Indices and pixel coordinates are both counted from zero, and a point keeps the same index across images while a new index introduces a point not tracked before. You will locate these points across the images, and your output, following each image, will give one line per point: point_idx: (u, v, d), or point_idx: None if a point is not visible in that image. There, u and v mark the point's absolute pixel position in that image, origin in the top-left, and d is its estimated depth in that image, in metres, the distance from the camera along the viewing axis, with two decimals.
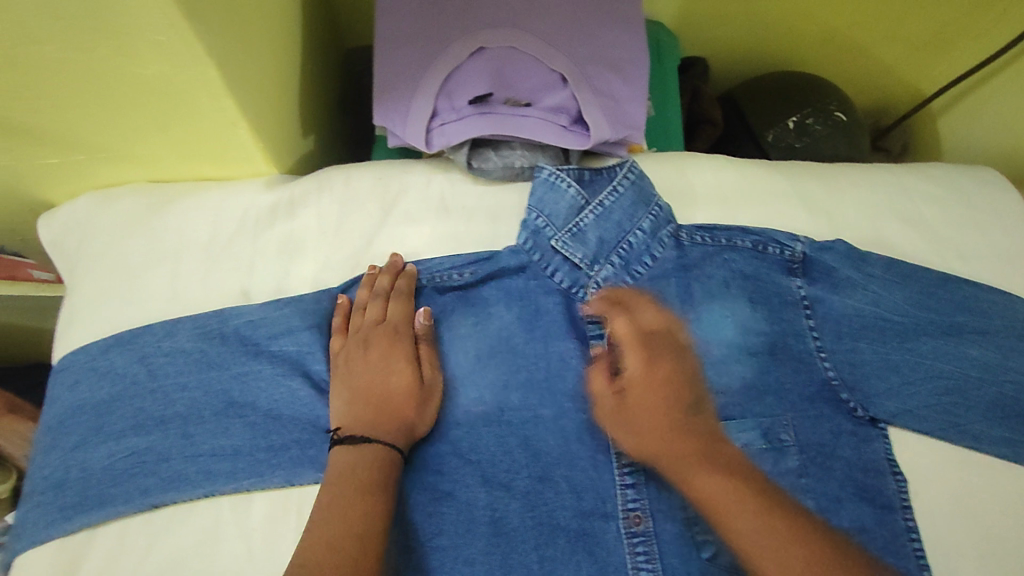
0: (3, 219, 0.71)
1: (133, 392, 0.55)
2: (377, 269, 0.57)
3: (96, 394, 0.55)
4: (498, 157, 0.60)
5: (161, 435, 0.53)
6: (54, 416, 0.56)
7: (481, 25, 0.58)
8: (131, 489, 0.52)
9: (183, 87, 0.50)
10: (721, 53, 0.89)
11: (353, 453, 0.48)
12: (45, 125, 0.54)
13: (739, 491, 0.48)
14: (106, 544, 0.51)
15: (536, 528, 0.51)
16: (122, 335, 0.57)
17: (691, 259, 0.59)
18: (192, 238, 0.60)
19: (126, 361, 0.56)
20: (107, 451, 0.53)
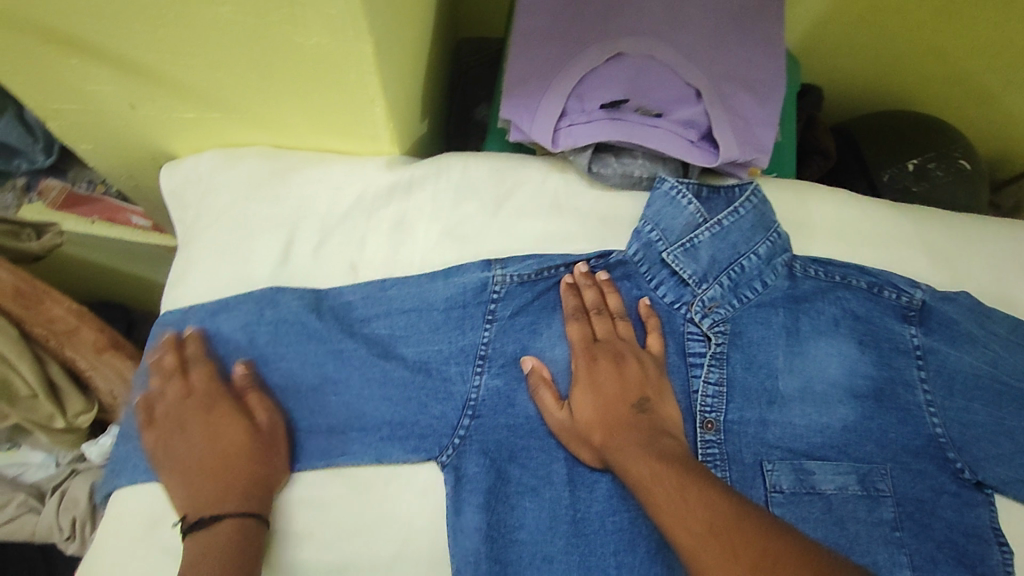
0: (127, 165, 0.73)
1: (231, 357, 0.53)
2: (162, 352, 0.53)
3: (198, 357, 0.53)
4: (618, 164, 0.59)
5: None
6: (157, 369, 0.54)
7: (622, 31, 0.58)
8: None
9: (336, 60, 0.51)
10: (836, 83, 0.88)
11: (202, 540, 0.46)
12: (192, 81, 0.55)
13: (667, 473, 0.45)
14: None
15: (617, 534, 0.50)
16: (225, 300, 0.55)
17: (802, 291, 0.57)
18: (313, 208, 0.59)
19: (226, 327, 0.54)
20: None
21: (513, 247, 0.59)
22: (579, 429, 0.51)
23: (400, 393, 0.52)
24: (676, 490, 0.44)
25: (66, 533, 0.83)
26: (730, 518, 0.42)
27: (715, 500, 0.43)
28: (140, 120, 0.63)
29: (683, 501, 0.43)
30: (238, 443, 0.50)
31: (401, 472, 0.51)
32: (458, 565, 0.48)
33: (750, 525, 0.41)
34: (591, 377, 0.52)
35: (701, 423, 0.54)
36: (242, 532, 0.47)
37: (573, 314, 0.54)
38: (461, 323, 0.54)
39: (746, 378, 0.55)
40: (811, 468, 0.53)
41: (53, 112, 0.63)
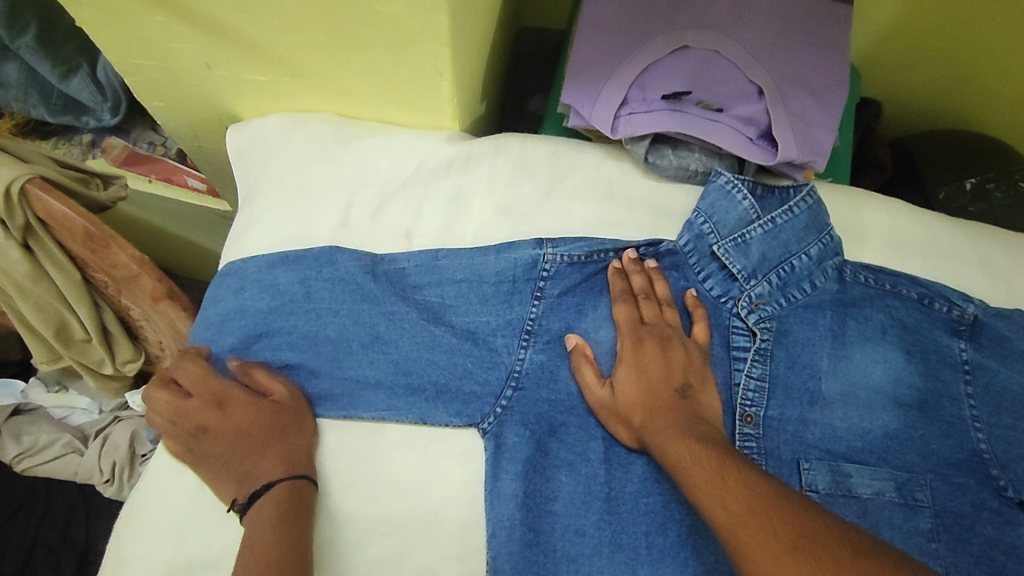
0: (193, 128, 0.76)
1: (291, 309, 0.55)
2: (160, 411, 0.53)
3: (255, 303, 0.55)
4: (674, 156, 0.59)
5: (313, 355, 0.54)
6: (215, 312, 0.56)
7: (688, 25, 0.58)
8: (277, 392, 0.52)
9: (411, 32, 0.52)
10: (896, 97, 0.87)
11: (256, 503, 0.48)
12: (270, 45, 0.57)
13: (705, 453, 0.46)
14: None
15: (649, 516, 0.51)
16: (288, 255, 0.57)
17: (851, 297, 0.57)
18: (373, 175, 0.61)
19: (288, 280, 0.56)
20: (264, 358, 0.54)
21: (564, 229, 0.60)
22: (620, 408, 0.51)
23: (447, 357, 0.54)
24: (713, 471, 0.45)
25: (104, 477, 0.87)
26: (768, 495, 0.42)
27: (752, 478, 0.44)
28: (214, 80, 0.65)
29: (720, 483, 0.44)
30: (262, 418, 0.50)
31: (441, 437, 0.52)
32: (493, 529, 0.49)
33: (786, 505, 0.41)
34: (636, 359, 0.52)
35: (740, 416, 0.54)
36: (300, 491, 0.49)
37: (621, 295, 0.55)
38: (510, 297, 0.56)
39: (788, 376, 0.55)
40: (849, 470, 0.53)
41: (133, 67, 0.65)
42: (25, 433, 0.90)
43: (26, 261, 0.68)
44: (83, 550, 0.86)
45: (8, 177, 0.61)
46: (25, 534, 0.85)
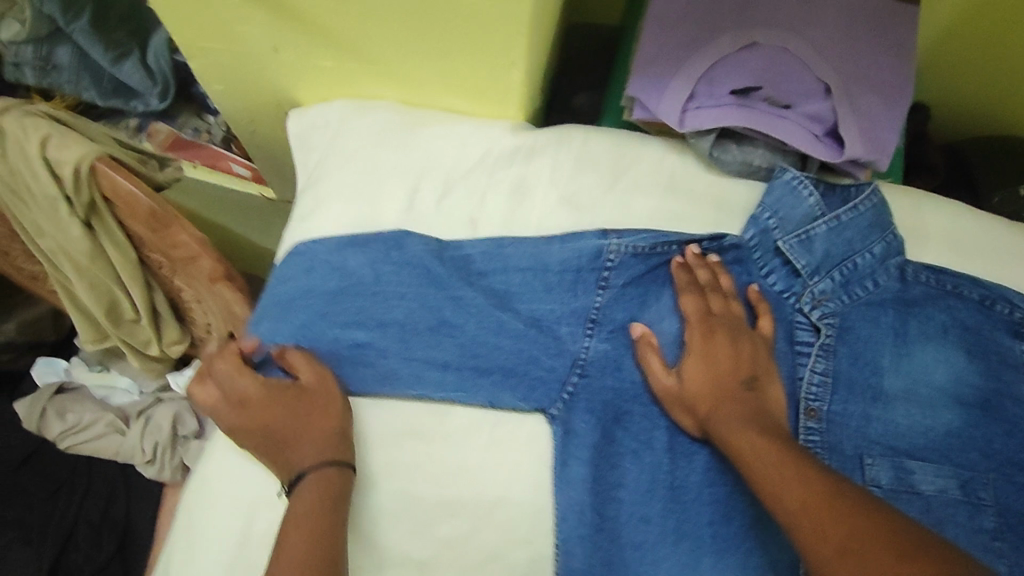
0: (248, 113, 0.76)
1: (358, 291, 0.55)
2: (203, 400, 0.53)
3: (325, 284, 0.56)
4: (739, 151, 0.60)
5: (382, 335, 0.54)
6: (285, 290, 0.57)
7: (757, 22, 0.58)
8: (352, 371, 0.54)
9: (492, 21, 0.52)
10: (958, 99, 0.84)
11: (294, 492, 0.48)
12: (342, 31, 0.57)
13: (772, 445, 0.47)
14: None
15: (713, 505, 0.51)
16: (357, 237, 0.58)
17: (913, 296, 0.58)
18: (438, 162, 0.62)
19: (357, 262, 0.57)
20: (333, 337, 0.54)
21: (628, 220, 0.60)
22: (687, 398, 0.52)
23: (512, 343, 0.54)
24: (775, 465, 0.45)
25: (147, 457, 0.89)
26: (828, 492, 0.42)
27: (811, 473, 0.44)
28: (280, 66, 0.65)
29: (779, 475, 0.44)
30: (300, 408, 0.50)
31: (507, 422, 0.53)
32: (562, 513, 0.50)
33: (846, 502, 0.41)
34: (705, 350, 0.53)
35: (804, 410, 0.55)
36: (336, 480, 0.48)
37: (687, 287, 0.56)
38: (575, 286, 0.56)
39: (851, 372, 0.56)
40: (912, 467, 0.53)
41: (198, 51, 0.65)
42: (69, 411, 0.92)
43: (86, 239, 0.69)
44: (126, 527, 0.89)
45: (78, 154, 0.62)
46: (69, 512, 0.87)
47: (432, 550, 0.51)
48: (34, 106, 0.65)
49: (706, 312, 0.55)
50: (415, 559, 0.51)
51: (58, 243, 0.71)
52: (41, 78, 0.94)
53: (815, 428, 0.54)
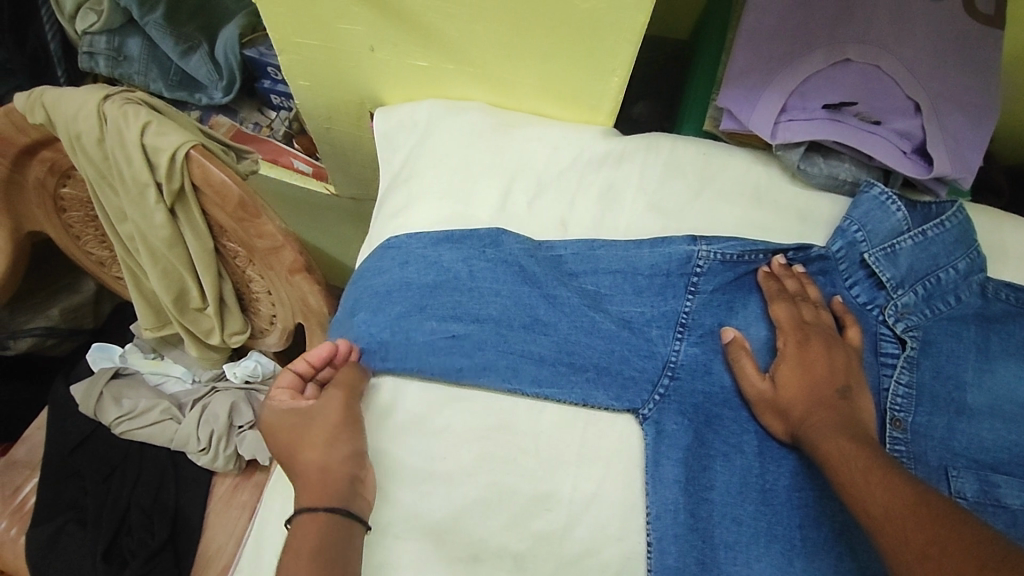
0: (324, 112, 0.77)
1: (453, 286, 0.56)
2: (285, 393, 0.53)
3: (421, 278, 0.57)
4: (825, 164, 0.61)
5: (479, 329, 0.55)
6: (381, 282, 0.58)
7: (850, 39, 0.59)
8: (448, 366, 0.54)
9: (603, 26, 0.55)
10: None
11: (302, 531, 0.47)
12: (446, 31, 0.59)
13: (863, 452, 0.47)
14: (413, 402, 0.54)
15: (801, 509, 0.52)
16: (454, 234, 0.59)
17: (993, 313, 0.58)
18: (529, 164, 0.63)
19: (452, 258, 0.58)
20: (429, 329, 0.55)
21: (713, 228, 0.62)
22: (781, 403, 0.53)
23: (605, 343, 0.55)
24: (860, 471, 0.45)
25: (201, 445, 0.88)
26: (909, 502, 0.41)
27: (897, 481, 0.43)
28: (373, 65, 0.66)
29: (867, 483, 0.44)
30: (308, 444, 0.50)
31: (600, 420, 0.54)
32: (657, 511, 0.51)
33: (923, 511, 0.40)
34: (800, 356, 0.54)
35: (890, 420, 0.55)
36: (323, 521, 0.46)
37: (778, 295, 0.57)
38: (665, 290, 0.56)
39: (933, 385, 0.56)
40: (997, 481, 0.54)
41: (293, 46, 0.66)
42: (126, 396, 0.92)
43: (168, 225, 0.70)
44: (175, 515, 0.88)
45: (176, 142, 0.63)
46: (121, 499, 0.87)
47: (526, 542, 0.51)
48: (132, 93, 0.66)
49: (799, 320, 0.55)
50: (512, 551, 0.51)
51: (137, 228, 0.71)
52: (112, 68, 0.96)
53: (901, 437, 0.55)
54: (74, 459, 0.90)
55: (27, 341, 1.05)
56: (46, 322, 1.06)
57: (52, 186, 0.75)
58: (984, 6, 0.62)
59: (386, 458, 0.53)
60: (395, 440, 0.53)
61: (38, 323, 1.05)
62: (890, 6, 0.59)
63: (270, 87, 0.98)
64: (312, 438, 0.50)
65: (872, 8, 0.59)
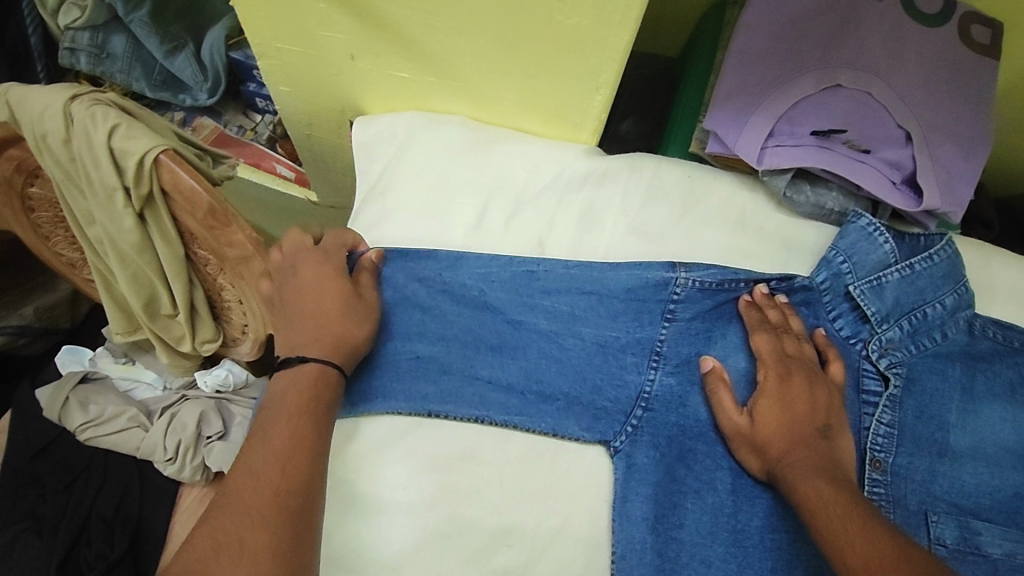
0: (302, 119, 0.75)
1: (413, 307, 0.54)
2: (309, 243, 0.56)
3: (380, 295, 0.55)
4: (812, 193, 0.60)
5: (444, 350, 0.53)
6: None
7: (842, 65, 0.57)
8: (414, 391, 0.52)
9: (587, 43, 0.53)
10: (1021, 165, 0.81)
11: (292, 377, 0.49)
12: (427, 41, 0.57)
13: (843, 496, 0.45)
14: (373, 433, 0.52)
15: (775, 552, 0.50)
16: (409, 250, 0.56)
17: (980, 351, 0.57)
18: (508, 180, 0.62)
19: (410, 280, 0.55)
20: (391, 349, 0.53)
21: (695, 253, 0.60)
22: (758, 441, 0.50)
23: (577, 371, 0.53)
24: (840, 517, 0.43)
25: (167, 455, 0.86)
26: (892, 557, 0.39)
27: (880, 534, 0.41)
28: (353, 73, 0.64)
29: (845, 531, 0.42)
30: (325, 293, 0.52)
31: (569, 452, 0.52)
32: (623, 551, 0.49)
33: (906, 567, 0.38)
34: (780, 392, 0.52)
35: (869, 460, 0.53)
36: (320, 377, 0.49)
37: (759, 326, 0.55)
38: (642, 317, 0.54)
39: (916, 425, 0.54)
40: (978, 528, 0.52)
41: (272, 51, 0.64)
42: (92, 402, 0.89)
43: (136, 230, 0.67)
44: (137, 526, 0.85)
45: (145, 146, 0.61)
46: (83, 505, 0.84)
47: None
48: (103, 94, 0.64)
49: (780, 353, 0.54)
50: None
51: (106, 231, 0.69)
52: (94, 66, 0.94)
53: (881, 479, 0.53)
54: (34, 465, 0.87)
55: None
56: (19, 321, 1.03)
57: (19, 185, 0.72)
58: (979, 35, 0.60)
59: (339, 483, 0.50)
60: (348, 465, 0.51)
61: (11, 322, 1.03)
62: (884, 31, 0.58)
63: (255, 90, 0.97)
64: (328, 290, 0.52)
65: (865, 33, 0.58)
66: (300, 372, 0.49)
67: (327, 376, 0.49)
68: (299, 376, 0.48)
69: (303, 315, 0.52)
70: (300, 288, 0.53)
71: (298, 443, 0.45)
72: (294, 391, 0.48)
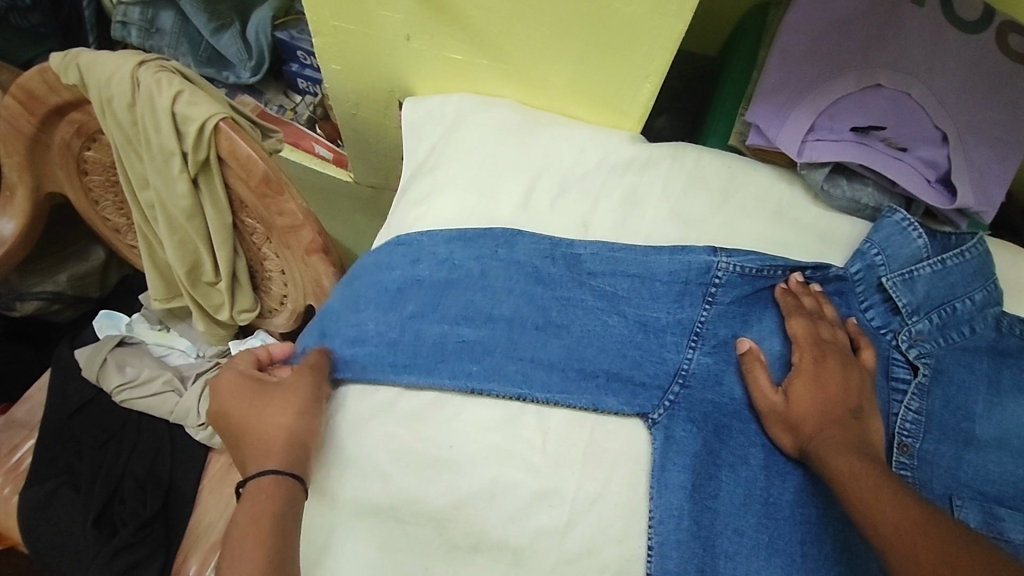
0: (351, 98, 0.77)
1: (465, 283, 0.57)
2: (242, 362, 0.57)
3: (433, 274, 0.57)
4: (848, 187, 0.62)
5: (490, 332, 0.54)
6: (391, 282, 0.58)
7: (883, 65, 0.59)
8: (459, 368, 0.53)
9: (639, 31, 0.55)
10: None
11: (249, 494, 0.47)
12: (483, 24, 0.60)
13: (874, 470, 0.46)
14: (419, 403, 0.53)
15: (803, 526, 0.52)
16: (466, 232, 0.59)
17: (1007, 347, 0.59)
18: (553, 163, 0.64)
19: (464, 255, 0.58)
20: (440, 330, 0.55)
21: (732, 241, 0.62)
22: (791, 418, 0.52)
23: (617, 347, 0.54)
24: (874, 488, 0.45)
25: (201, 420, 0.88)
26: (921, 522, 0.41)
27: (909, 503, 0.43)
28: (407, 54, 0.67)
29: (877, 500, 0.44)
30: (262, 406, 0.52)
31: (610, 423, 0.53)
32: (660, 516, 0.50)
33: (934, 529, 0.40)
34: (815, 373, 0.54)
35: (897, 444, 0.55)
36: (282, 485, 0.47)
37: (796, 312, 0.57)
38: (680, 298, 0.56)
39: (943, 414, 0.56)
40: (1001, 514, 0.54)
41: (330, 29, 0.67)
42: (129, 364, 0.91)
43: (189, 195, 0.70)
44: (168, 488, 0.87)
45: (206, 113, 0.64)
46: (117, 466, 0.86)
47: (526, 538, 0.50)
48: (167, 61, 0.67)
49: (816, 337, 0.55)
50: (512, 545, 0.50)
51: (158, 195, 0.71)
52: (144, 40, 0.97)
53: (908, 461, 0.55)
54: (71, 424, 0.90)
55: (33, 304, 1.04)
56: (53, 287, 1.05)
57: (76, 148, 0.75)
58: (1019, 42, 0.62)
59: (341, 452, 0.53)
60: (355, 436, 0.53)
61: (46, 288, 1.05)
62: (925, 34, 0.60)
63: (298, 71, 0.99)
64: (263, 406, 0.52)
65: (906, 35, 0.60)
66: (256, 489, 0.47)
67: (284, 485, 0.47)
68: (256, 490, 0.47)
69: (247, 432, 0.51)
70: (237, 409, 0.53)
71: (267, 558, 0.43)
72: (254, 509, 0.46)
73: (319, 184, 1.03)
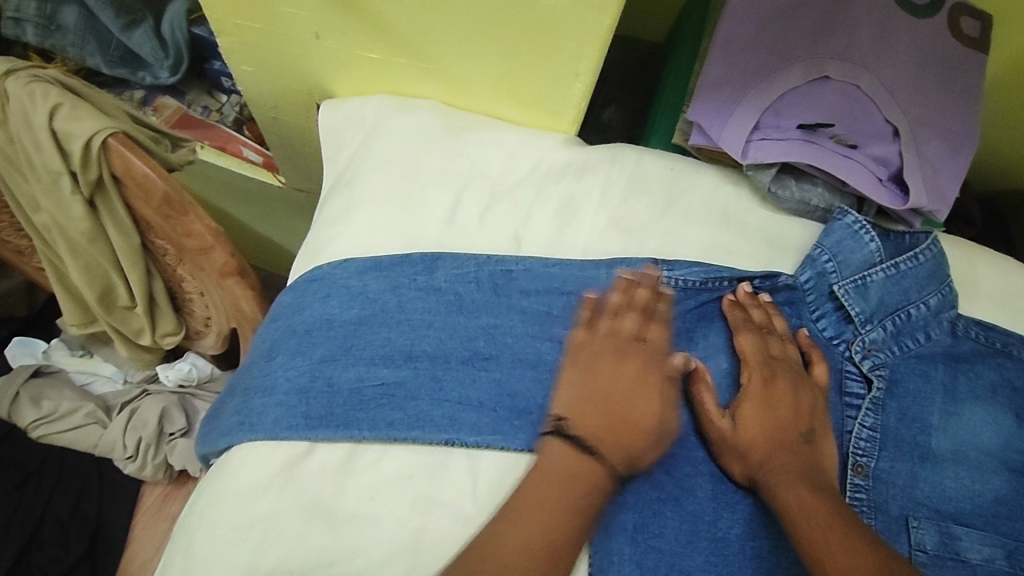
0: (269, 100, 0.70)
1: (382, 320, 0.52)
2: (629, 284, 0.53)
3: (346, 313, 0.53)
4: (797, 189, 0.58)
5: (412, 372, 0.50)
6: (302, 321, 0.54)
7: (830, 55, 0.55)
8: (377, 418, 0.49)
9: (564, 25, 0.50)
10: (1006, 164, 0.79)
11: (571, 459, 0.45)
12: (397, 20, 0.54)
13: (829, 513, 0.43)
14: (334, 457, 0.49)
15: (755, 560, 0.48)
16: (382, 260, 0.54)
17: (962, 352, 0.56)
18: (485, 170, 0.59)
19: (380, 288, 0.53)
20: (356, 375, 0.50)
21: (678, 251, 0.58)
22: (739, 447, 0.49)
23: (552, 376, 0.51)
24: (824, 528, 0.42)
25: (128, 453, 0.83)
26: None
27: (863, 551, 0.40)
28: (320, 53, 0.60)
29: (827, 544, 0.41)
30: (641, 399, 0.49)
31: None
32: (601, 562, 0.46)
33: None
34: (765, 397, 0.50)
35: (851, 465, 0.52)
36: (593, 478, 0.45)
37: (744, 326, 0.53)
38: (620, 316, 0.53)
39: (897, 429, 0.53)
40: (958, 533, 0.51)
41: (231, 27, 0.60)
42: (46, 397, 0.84)
43: (87, 218, 0.63)
44: (96, 526, 0.83)
45: (92, 128, 0.57)
46: (37, 506, 0.80)
47: None
48: (43, 70, 0.60)
49: (766, 354, 0.52)
50: None
51: (54, 219, 0.64)
52: (43, 38, 0.84)
53: (863, 482, 0.52)
54: None
55: None
56: None
57: None
58: (969, 27, 0.59)
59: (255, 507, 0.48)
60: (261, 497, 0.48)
61: None
62: (876, 18, 0.55)
63: (220, 69, 0.90)
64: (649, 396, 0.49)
65: (854, 22, 0.55)
66: (579, 459, 0.45)
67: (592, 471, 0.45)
68: (589, 477, 0.45)
69: (614, 421, 0.47)
70: (614, 394, 0.48)
71: (553, 536, 0.42)
72: (560, 478, 0.45)
73: (249, 189, 0.96)
